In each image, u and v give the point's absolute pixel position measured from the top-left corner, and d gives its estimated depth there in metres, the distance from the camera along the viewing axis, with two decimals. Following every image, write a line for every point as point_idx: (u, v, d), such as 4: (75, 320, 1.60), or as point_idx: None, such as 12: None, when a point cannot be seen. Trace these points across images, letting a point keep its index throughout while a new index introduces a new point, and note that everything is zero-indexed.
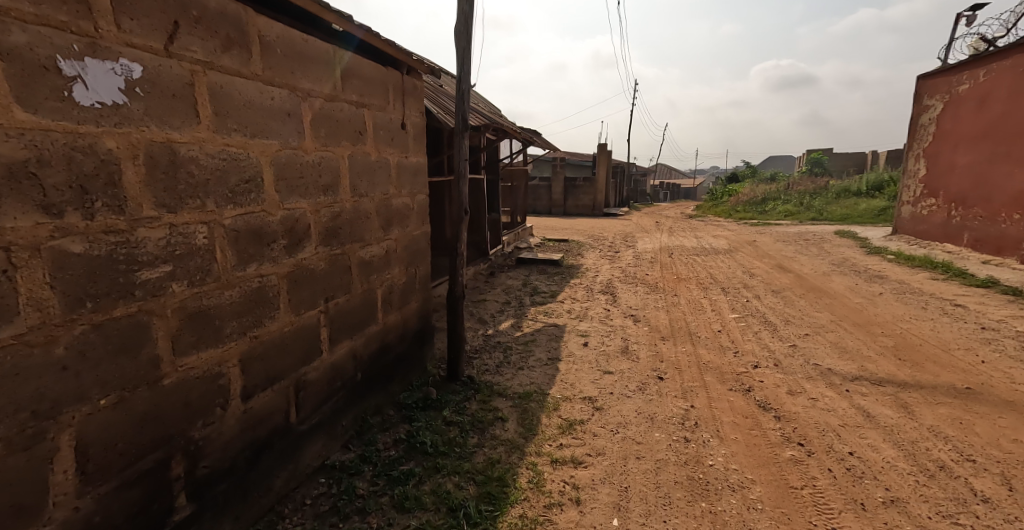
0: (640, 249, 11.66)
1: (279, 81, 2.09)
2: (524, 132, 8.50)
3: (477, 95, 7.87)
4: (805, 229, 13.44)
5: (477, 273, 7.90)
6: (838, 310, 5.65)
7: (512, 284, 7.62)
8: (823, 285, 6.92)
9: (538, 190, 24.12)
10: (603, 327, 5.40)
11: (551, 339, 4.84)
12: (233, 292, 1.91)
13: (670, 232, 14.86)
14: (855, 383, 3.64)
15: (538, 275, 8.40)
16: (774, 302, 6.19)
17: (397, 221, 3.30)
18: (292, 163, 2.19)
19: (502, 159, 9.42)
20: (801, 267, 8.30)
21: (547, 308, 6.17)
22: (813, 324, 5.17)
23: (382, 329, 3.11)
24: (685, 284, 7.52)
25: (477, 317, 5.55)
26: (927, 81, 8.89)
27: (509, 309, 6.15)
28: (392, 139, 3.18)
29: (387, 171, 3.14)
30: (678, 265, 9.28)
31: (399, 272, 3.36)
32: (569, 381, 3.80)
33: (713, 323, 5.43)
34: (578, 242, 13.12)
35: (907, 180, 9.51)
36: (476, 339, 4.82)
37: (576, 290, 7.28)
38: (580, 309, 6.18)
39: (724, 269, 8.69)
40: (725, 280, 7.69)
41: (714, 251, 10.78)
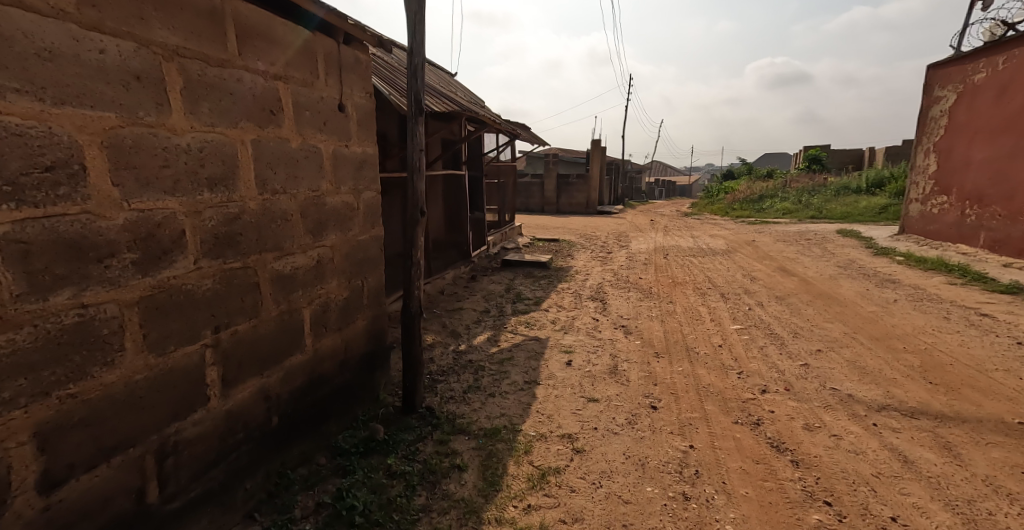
0: (634, 250, 11.09)
1: (108, 25, 1.50)
2: (507, 124, 7.94)
3: (455, 85, 7.31)
4: (805, 228, 12.94)
5: (458, 278, 7.33)
6: (851, 320, 5.12)
7: (494, 289, 7.04)
8: (830, 290, 6.38)
9: (531, 188, 23.51)
10: (591, 340, 4.84)
11: (530, 358, 4.28)
12: (19, 333, 1.35)
13: (665, 231, 14.32)
14: (883, 415, 3.10)
15: (524, 279, 7.82)
16: (779, 310, 5.65)
17: (334, 224, 2.71)
18: (144, 145, 1.61)
19: (486, 154, 8.83)
20: (805, 270, 7.77)
21: (529, 318, 5.61)
22: (824, 338, 4.64)
23: (314, 357, 2.53)
24: (681, 289, 6.98)
25: (449, 330, 4.98)
26: (939, 71, 8.38)
27: (487, 319, 5.57)
28: (326, 122, 2.57)
29: (319, 162, 2.53)
30: (673, 268, 8.74)
31: (338, 287, 2.78)
32: (547, 413, 3.23)
33: (713, 336, 4.88)
34: (569, 242, 12.54)
35: (915, 176, 9.01)
36: (443, 358, 4.25)
37: (563, 296, 6.71)
38: (567, 319, 5.63)
39: (724, 272, 8.14)
40: (724, 284, 7.13)
41: (712, 251, 10.24)
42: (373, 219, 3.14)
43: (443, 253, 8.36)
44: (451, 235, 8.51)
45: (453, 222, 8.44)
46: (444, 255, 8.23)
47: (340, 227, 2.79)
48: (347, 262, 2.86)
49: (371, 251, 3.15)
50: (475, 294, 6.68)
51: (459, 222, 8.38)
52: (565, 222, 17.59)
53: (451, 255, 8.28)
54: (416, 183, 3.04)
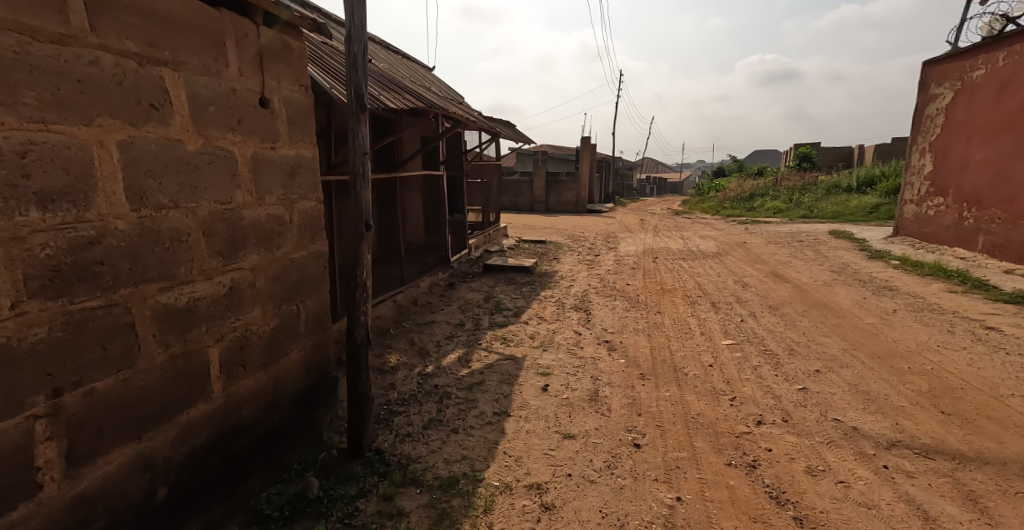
0: (622, 252, 10.72)
1: None
2: (486, 122, 7.54)
3: (429, 80, 6.89)
4: (797, 228, 12.65)
5: (433, 287, 6.93)
6: (850, 334, 4.77)
7: (473, 299, 6.62)
8: (826, 299, 6.04)
9: (520, 186, 23.09)
10: (572, 360, 4.45)
11: (502, 383, 3.88)
12: None
13: (654, 231, 14.00)
14: (894, 455, 2.74)
15: (505, 287, 7.42)
16: (772, 323, 5.29)
17: (256, 243, 2.28)
18: None
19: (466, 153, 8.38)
20: (798, 276, 7.46)
21: (507, 332, 5.22)
22: (823, 355, 4.29)
23: (230, 403, 2.10)
24: (670, 298, 6.61)
25: (417, 348, 4.57)
26: (934, 67, 8.09)
27: (461, 334, 5.16)
28: (242, 118, 2.12)
29: (232, 169, 2.09)
30: (662, 272, 8.40)
31: (265, 316, 2.36)
32: (515, 455, 2.83)
33: (703, 355, 4.51)
34: (555, 244, 12.14)
35: (910, 176, 8.72)
36: (407, 383, 3.84)
37: (545, 306, 6.31)
38: (547, 334, 5.23)
39: (714, 277, 7.80)
40: (714, 292, 6.77)
41: (702, 254, 9.92)
42: (313, 233, 2.71)
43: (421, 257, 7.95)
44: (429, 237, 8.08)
45: (431, 224, 8.01)
46: (421, 260, 7.81)
47: (266, 245, 2.36)
48: (276, 285, 2.43)
49: (312, 271, 2.72)
50: (451, 304, 6.27)
51: (437, 225, 7.95)
52: (553, 221, 17.18)
53: (429, 259, 7.87)
54: (363, 187, 2.62)
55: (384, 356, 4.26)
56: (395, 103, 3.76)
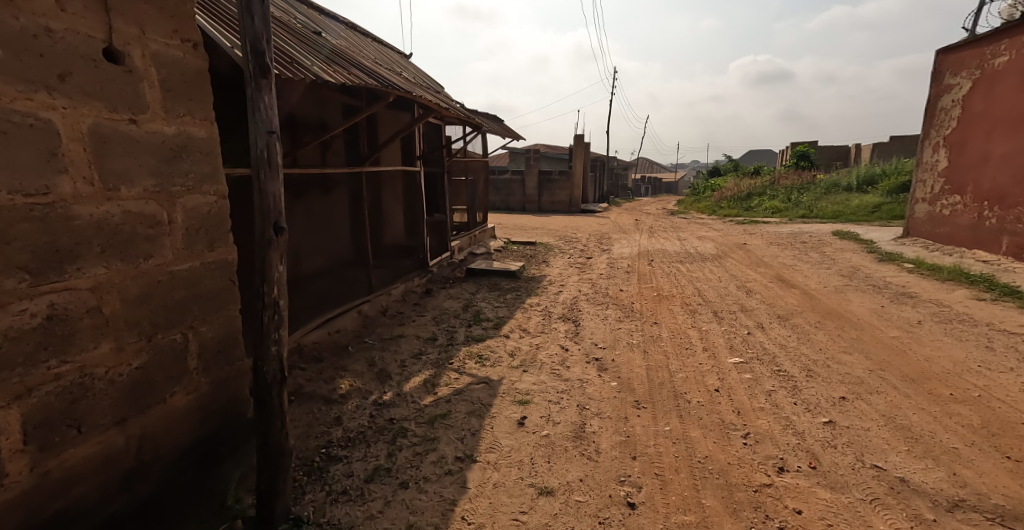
0: (616, 254, 10.13)
1: None
2: (465, 114, 6.95)
3: (400, 67, 6.29)
4: (797, 229, 12.13)
5: (406, 295, 6.31)
6: (873, 351, 4.19)
7: (450, 308, 6.00)
8: (840, 308, 5.47)
9: (511, 185, 22.45)
10: (556, 384, 3.84)
11: (471, 416, 3.26)
12: None
13: (649, 231, 13.43)
14: (959, 522, 2.15)
15: (488, 294, 6.79)
16: (784, 337, 4.70)
17: (102, 249, 1.65)
18: None
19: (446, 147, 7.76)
20: (805, 280, 6.90)
21: (484, 349, 4.61)
22: (846, 378, 3.71)
23: (49, 483, 1.52)
24: (667, 307, 6.02)
25: (378, 370, 3.93)
26: (949, 56, 7.54)
27: (431, 350, 4.53)
28: (67, 74, 1.54)
29: (47, 147, 1.50)
30: (659, 276, 7.82)
31: (125, 352, 1.73)
32: (476, 524, 2.23)
33: (707, 377, 3.92)
34: (546, 246, 11.53)
35: (922, 173, 8.18)
36: (357, 416, 3.20)
37: (529, 316, 5.70)
38: (529, 350, 4.61)
39: (715, 282, 7.21)
40: (716, 300, 6.17)
41: (700, 257, 9.36)
42: (211, 237, 2.08)
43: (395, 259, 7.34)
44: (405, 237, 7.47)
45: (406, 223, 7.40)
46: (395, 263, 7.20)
47: (126, 253, 1.73)
48: (146, 309, 1.79)
49: (210, 287, 2.08)
50: (425, 314, 5.65)
51: (413, 223, 7.34)
52: (545, 222, 16.58)
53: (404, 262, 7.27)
54: (274, 177, 1.99)
55: (334, 380, 3.63)
56: (340, 79, 3.13)
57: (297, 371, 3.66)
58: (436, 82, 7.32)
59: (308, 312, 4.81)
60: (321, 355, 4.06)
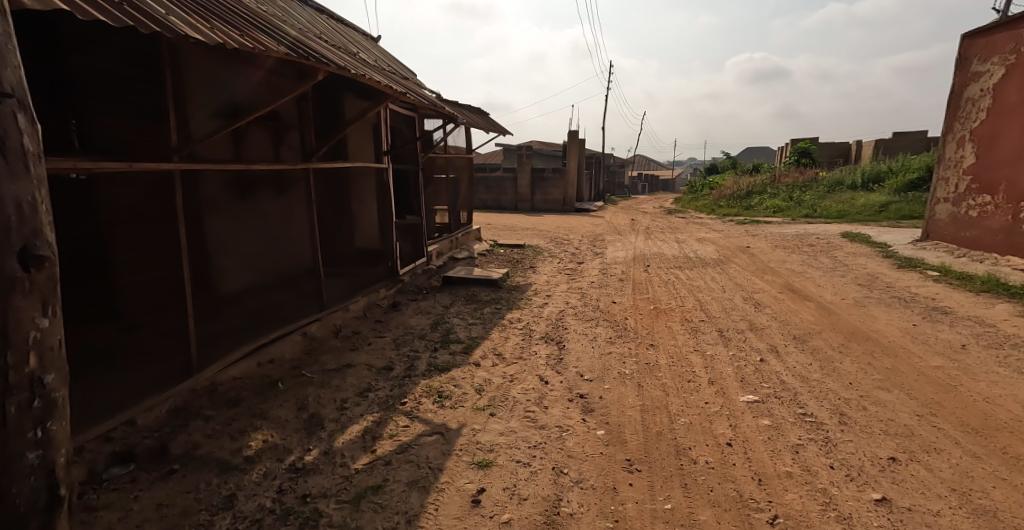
0: (609, 259, 9.41)
1: None
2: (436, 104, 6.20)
3: (361, 50, 5.51)
4: (802, 230, 11.43)
5: (367, 312, 5.55)
6: (916, 386, 3.47)
7: (418, 326, 5.23)
8: (865, 326, 4.75)
9: (503, 184, 21.66)
10: (530, 436, 3.09)
11: (412, 489, 2.50)
12: None
13: (645, 233, 12.72)
14: None
15: (464, 309, 6.03)
16: (804, 366, 3.98)
17: None
18: None
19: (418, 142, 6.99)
20: (819, 292, 6.19)
21: (447, 382, 3.85)
22: (891, 426, 2.98)
23: None
24: (666, 326, 5.30)
25: (308, 417, 3.14)
26: (977, 40, 6.82)
27: (382, 385, 3.76)
28: None
29: None
30: (655, 286, 7.11)
31: None
32: None
33: (716, 424, 3.18)
34: (535, 249, 10.78)
35: (944, 171, 7.47)
36: (256, 496, 2.37)
37: (507, 337, 4.97)
38: (502, 384, 3.87)
39: (718, 294, 6.49)
40: (721, 317, 5.45)
41: (700, 262, 8.65)
42: None
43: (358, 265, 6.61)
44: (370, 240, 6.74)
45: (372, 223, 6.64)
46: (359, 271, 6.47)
47: None
48: None
49: None
50: (386, 335, 4.89)
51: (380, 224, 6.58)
52: (537, 222, 15.81)
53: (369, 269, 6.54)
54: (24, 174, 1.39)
55: (245, 432, 2.84)
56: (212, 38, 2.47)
57: (198, 420, 2.89)
58: (406, 68, 6.56)
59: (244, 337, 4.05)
60: (241, 395, 3.28)
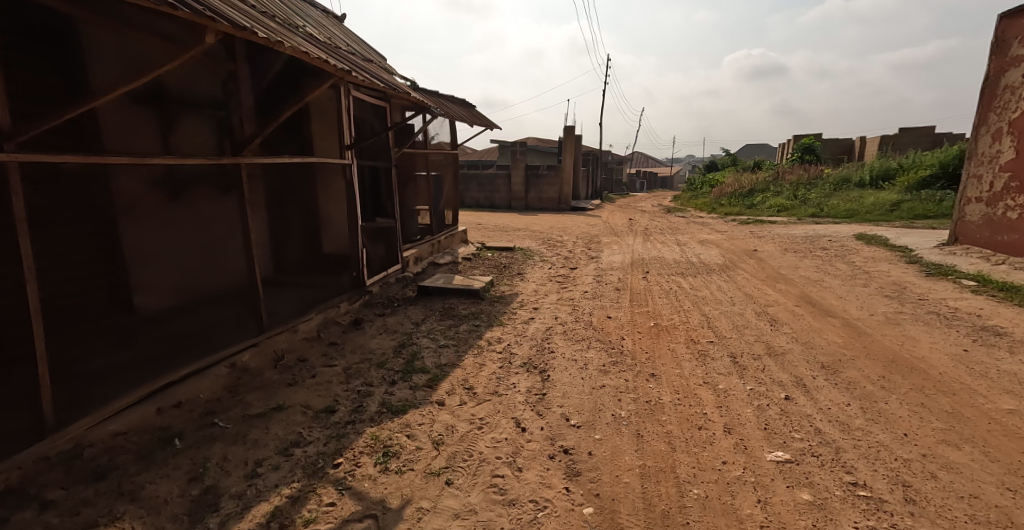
0: (605, 264, 8.68)
1: None
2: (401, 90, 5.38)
3: (313, 25, 4.71)
4: (812, 232, 10.73)
5: (323, 332, 4.72)
6: (994, 441, 2.72)
7: (378, 351, 4.45)
8: (906, 351, 4.02)
9: (496, 181, 20.89)
10: (496, 519, 2.34)
11: None
12: None
13: (644, 234, 12.00)
14: None
15: (437, 326, 5.26)
16: (842, 407, 3.24)
17: None
18: None
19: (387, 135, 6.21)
20: (841, 306, 5.47)
21: (398, 432, 3.09)
22: (976, 509, 2.24)
23: None
24: (670, 351, 4.57)
25: (200, 498, 2.35)
26: (1017, 20, 6.07)
27: (314, 437, 2.98)
28: None
29: None
30: (656, 298, 6.40)
31: None
32: None
33: (739, 500, 2.42)
34: (526, 253, 10.04)
35: (975, 167, 6.75)
36: None
37: (483, 365, 4.23)
38: (468, 433, 3.12)
39: (727, 308, 5.78)
40: (733, 338, 4.73)
41: (704, 270, 7.94)
42: None
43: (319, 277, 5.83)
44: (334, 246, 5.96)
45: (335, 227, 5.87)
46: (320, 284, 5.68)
47: None
48: None
49: None
50: (337, 363, 4.08)
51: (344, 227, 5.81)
52: (530, 221, 15.07)
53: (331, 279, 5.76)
54: None
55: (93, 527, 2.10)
56: None
57: (29, 508, 2.15)
58: (371, 50, 5.73)
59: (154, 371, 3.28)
60: (114, 460, 2.51)
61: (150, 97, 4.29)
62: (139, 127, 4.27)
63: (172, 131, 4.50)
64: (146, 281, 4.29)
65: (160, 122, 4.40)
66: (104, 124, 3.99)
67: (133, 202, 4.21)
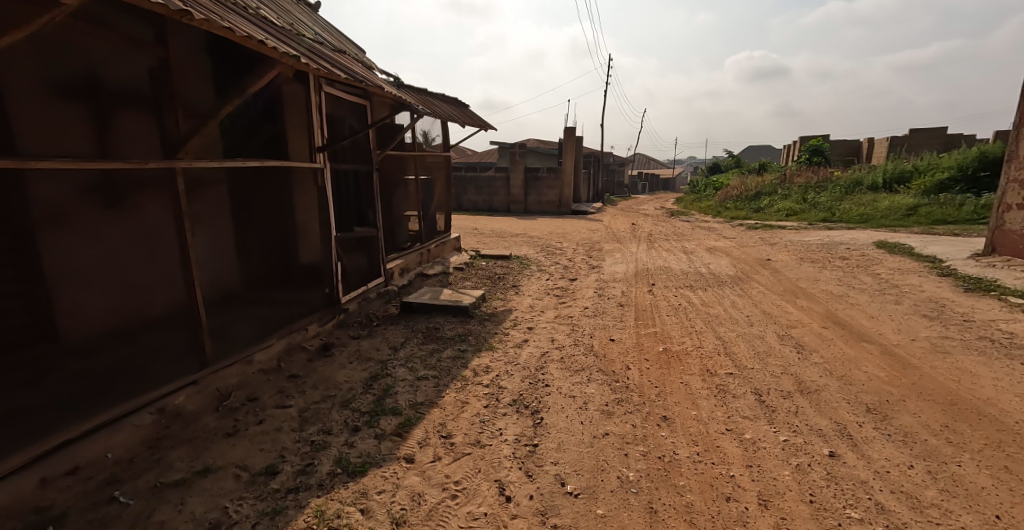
0: (608, 275, 8.09)
1: None
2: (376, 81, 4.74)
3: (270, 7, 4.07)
4: (826, 240, 10.15)
5: (284, 363, 4.00)
6: None
7: (345, 385, 3.79)
8: (965, 391, 3.42)
9: (495, 184, 20.29)
10: None
11: None
12: None
13: (647, 240, 11.41)
14: None
15: (418, 353, 4.62)
16: (904, 471, 2.63)
17: None
18: None
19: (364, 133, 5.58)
20: (874, 328, 4.87)
21: (351, 507, 2.45)
22: None
23: None
24: (684, 385, 3.95)
25: None
26: None
27: (243, 516, 2.33)
28: None
29: None
30: (665, 316, 5.79)
31: None
32: None
33: None
34: (522, 262, 9.44)
35: (1018, 170, 6.34)
36: None
37: (466, 404, 3.61)
38: (439, 507, 2.50)
39: (744, 329, 5.18)
40: (755, 370, 4.12)
41: (714, 282, 7.33)
42: None
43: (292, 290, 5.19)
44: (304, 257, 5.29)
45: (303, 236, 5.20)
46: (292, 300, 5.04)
47: None
48: None
49: None
50: (293, 402, 3.37)
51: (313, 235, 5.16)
52: (529, 226, 14.48)
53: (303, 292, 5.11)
54: None
55: None
56: None
57: None
58: (342, 38, 5.10)
59: (57, 421, 2.61)
60: None
61: (80, 90, 3.62)
62: (66, 126, 3.60)
63: (109, 129, 3.81)
64: (75, 302, 3.64)
65: (92, 119, 3.71)
66: (15, 118, 3.31)
67: (59, 212, 3.55)
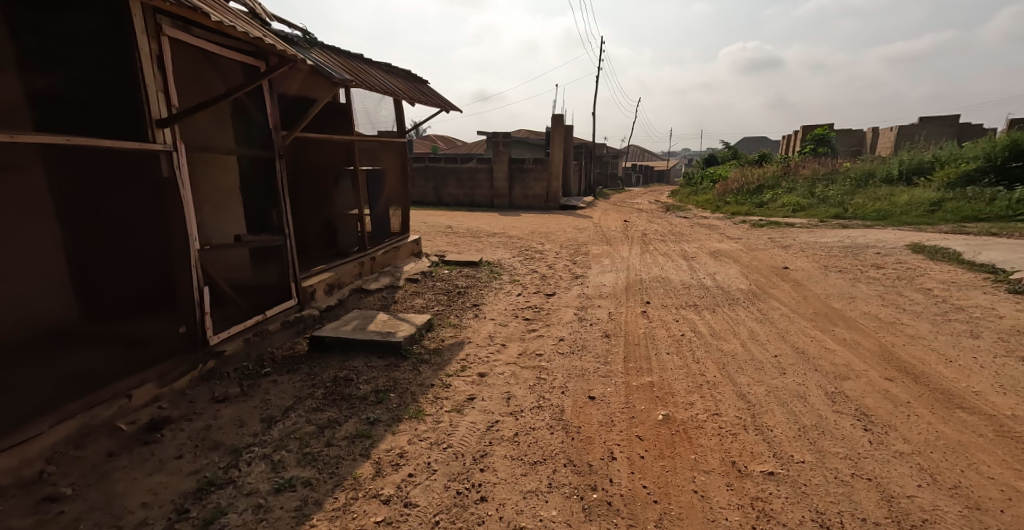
0: (593, 288, 6.61)
1: None
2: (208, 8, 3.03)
3: None
4: (849, 241, 8.71)
5: (52, 468, 2.49)
6: None
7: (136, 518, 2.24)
8: None
9: (477, 176, 18.67)
10: None
11: None
12: None
13: (641, 241, 9.94)
14: None
15: (301, 430, 3.11)
16: None
17: None
18: None
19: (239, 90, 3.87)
20: (964, 384, 3.43)
21: None
22: None
23: None
24: (699, 501, 2.49)
25: None
26: None
27: None
28: None
29: None
30: (664, 355, 4.34)
31: None
32: None
33: None
34: (493, 269, 7.95)
35: None
36: None
37: None
38: None
39: (776, 381, 3.73)
40: (808, 467, 2.67)
41: (723, 299, 5.87)
42: None
43: (145, 321, 3.78)
44: (158, 275, 3.82)
45: (152, 249, 3.69)
46: (142, 337, 3.62)
47: None
48: None
49: None
50: None
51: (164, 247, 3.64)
52: (509, 223, 12.94)
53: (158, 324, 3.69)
54: None
55: None
56: None
57: None
58: None
59: None
60: None
61: None
62: None
63: None
64: None
65: None
66: None
67: None
